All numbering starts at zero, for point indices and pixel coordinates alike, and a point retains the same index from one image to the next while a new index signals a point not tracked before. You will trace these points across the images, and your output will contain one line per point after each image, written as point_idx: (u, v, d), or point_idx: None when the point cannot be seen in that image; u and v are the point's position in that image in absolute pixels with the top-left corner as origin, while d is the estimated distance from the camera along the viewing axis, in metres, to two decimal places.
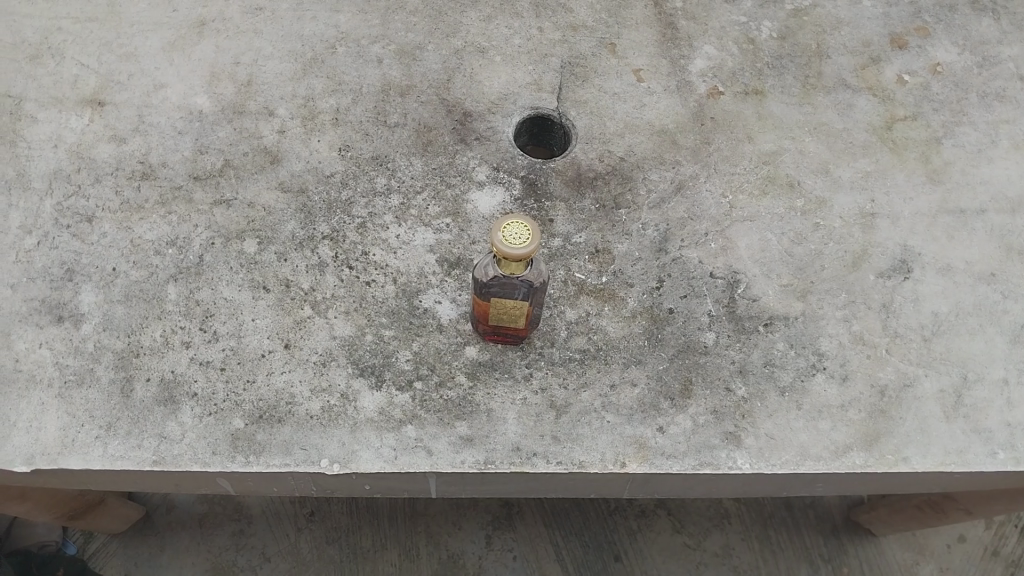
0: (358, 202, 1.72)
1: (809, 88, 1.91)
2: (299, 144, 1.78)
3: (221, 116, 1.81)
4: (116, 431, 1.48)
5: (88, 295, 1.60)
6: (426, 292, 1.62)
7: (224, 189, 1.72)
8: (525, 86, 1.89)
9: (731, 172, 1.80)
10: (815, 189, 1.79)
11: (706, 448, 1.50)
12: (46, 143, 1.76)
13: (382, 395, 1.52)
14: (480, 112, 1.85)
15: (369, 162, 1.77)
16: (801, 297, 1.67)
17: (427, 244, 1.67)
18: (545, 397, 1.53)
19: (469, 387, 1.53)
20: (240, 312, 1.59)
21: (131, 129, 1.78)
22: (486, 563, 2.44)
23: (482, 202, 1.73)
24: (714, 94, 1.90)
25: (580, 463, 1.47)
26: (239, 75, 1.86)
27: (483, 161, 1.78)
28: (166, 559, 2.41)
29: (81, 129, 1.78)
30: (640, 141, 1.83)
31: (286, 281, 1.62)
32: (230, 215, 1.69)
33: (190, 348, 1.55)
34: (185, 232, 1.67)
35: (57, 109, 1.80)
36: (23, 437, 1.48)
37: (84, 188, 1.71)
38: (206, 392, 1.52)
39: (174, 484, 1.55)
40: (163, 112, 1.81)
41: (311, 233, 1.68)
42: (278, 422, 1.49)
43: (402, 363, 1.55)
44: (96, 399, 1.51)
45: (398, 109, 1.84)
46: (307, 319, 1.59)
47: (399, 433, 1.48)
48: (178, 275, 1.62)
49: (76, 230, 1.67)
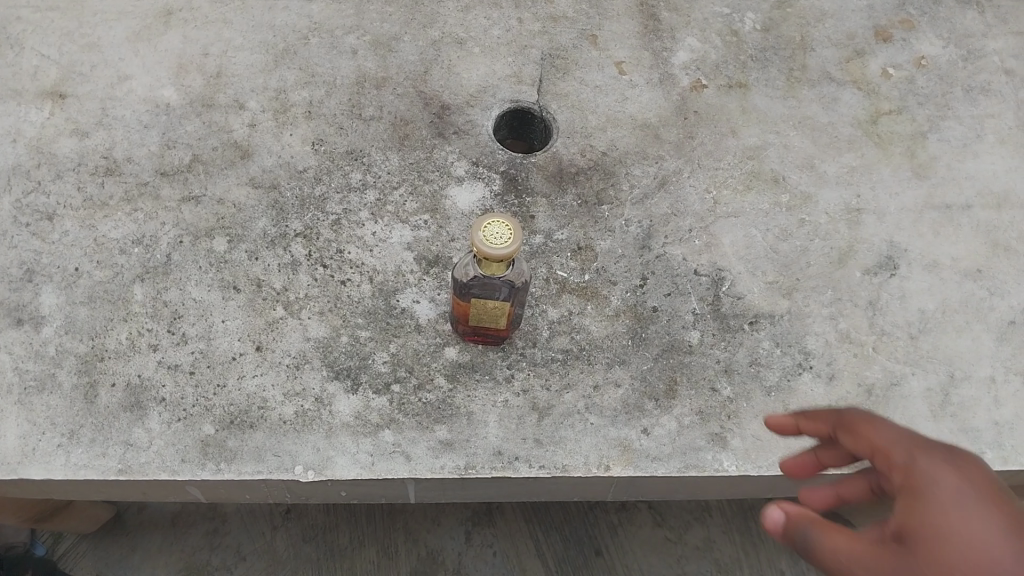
0: (332, 198, 1.68)
1: (793, 82, 1.91)
2: (270, 138, 1.74)
3: (189, 109, 1.77)
4: (78, 438, 1.45)
5: (49, 297, 1.56)
6: (403, 291, 1.60)
7: (192, 185, 1.68)
8: (504, 78, 1.86)
9: (716, 167, 1.79)
10: (800, 184, 1.79)
11: (692, 450, 1.49)
12: (5, 136, 1.71)
13: (358, 398, 1.49)
14: (459, 105, 1.82)
15: (343, 156, 1.73)
16: (787, 294, 1.66)
17: (404, 242, 1.64)
18: (527, 399, 1.51)
19: (448, 390, 1.51)
20: (210, 313, 1.55)
21: (94, 123, 1.74)
22: (465, 560, 2.30)
23: (460, 197, 1.70)
24: (697, 87, 1.88)
25: (563, 467, 1.45)
26: (208, 67, 1.82)
27: (462, 156, 1.75)
28: (136, 562, 2.28)
29: (42, 122, 1.73)
30: (622, 135, 1.81)
31: (258, 280, 1.59)
32: (199, 212, 1.65)
33: (157, 351, 1.52)
34: (151, 230, 1.63)
35: (15, 101, 1.76)
36: None
37: (44, 184, 1.67)
38: (175, 397, 1.48)
39: (141, 493, 1.51)
40: (128, 105, 1.76)
41: (283, 231, 1.64)
42: (250, 427, 1.46)
43: (379, 364, 1.52)
44: (58, 405, 1.47)
45: (374, 102, 1.80)
46: (280, 320, 1.55)
47: (376, 438, 1.46)
48: (144, 274, 1.58)
49: (36, 228, 1.62)
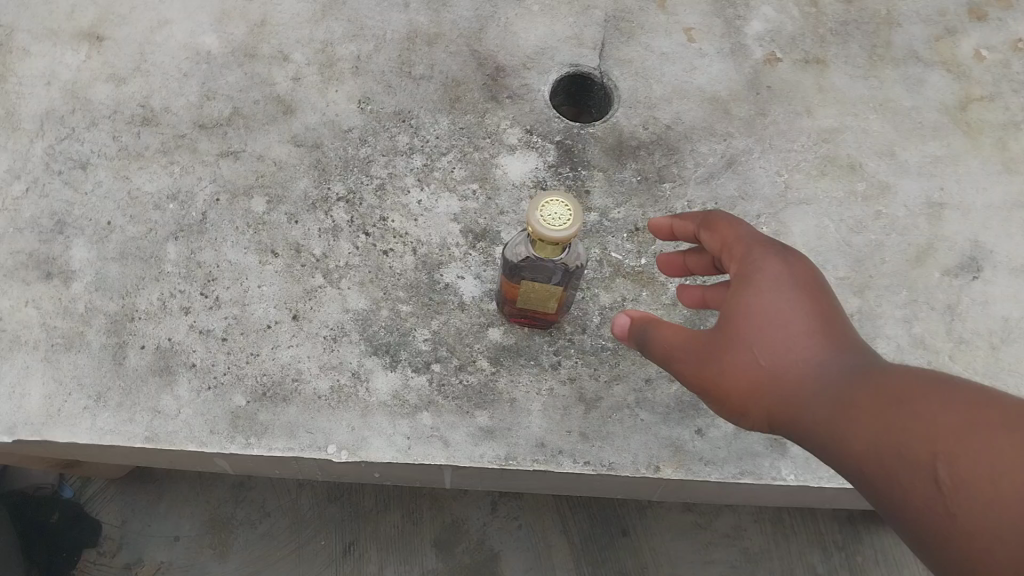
0: (377, 161, 1.63)
1: (876, 60, 1.81)
2: (314, 94, 1.69)
3: (231, 58, 1.71)
4: (106, 401, 1.43)
5: (80, 251, 1.54)
6: (448, 266, 1.55)
7: (231, 139, 1.64)
8: (564, 40, 1.78)
9: (788, 149, 1.71)
10: (878, 172, 1.70)
11: (748, 456, 1.43)
12: (40, 79, 1.69)
13: (396, 376, 1.46)
14: (514, 67, 1.74)
15: (391, 117, 1.67)
16: (858, 292, 1.59)
17: (451, 213, 1.60)
18: (574, 389, 1.46)
19: (491, 373, 1.47)
20: (246, 277, 1.52)
21: (131, 68, 1.70)
22: (490, 530, 2.19)
23: (512, 167, 1.64)
24: (771, 60, 1.79)
25: (609, 465, 1.41)
26: (252, 14, 1.76)
27: (515, 122, 1.69)
28: (164, 509, 2.19)
29: (77, 65, 1.70)
30: (689, 109, 1.73)
31: (296, 246, 1.55)
32: (238, 168, 1.61)
33: (190, 314, 1.49)
34: (187, 185, 1.60)
35: (50, 42, 1.72)
36: (6, 404, 1.43)
37: (78, 131, 1.64)
38: (206, 363, 1.46)
39: (169, 460, 1.50)
40: (168, 51, 1.72)
41: (324, 193, 1.60)
42: (284, 401, 1.43)
43: (419, 342, 1.49)
44: (86, 364, 1.46)
45: (425, 59, 1.74)
46: (318, 288, 1.52)
47: (413, 420, 1.43)
48: (178, 233, 1.55)
49: (69, 176, 1.60)
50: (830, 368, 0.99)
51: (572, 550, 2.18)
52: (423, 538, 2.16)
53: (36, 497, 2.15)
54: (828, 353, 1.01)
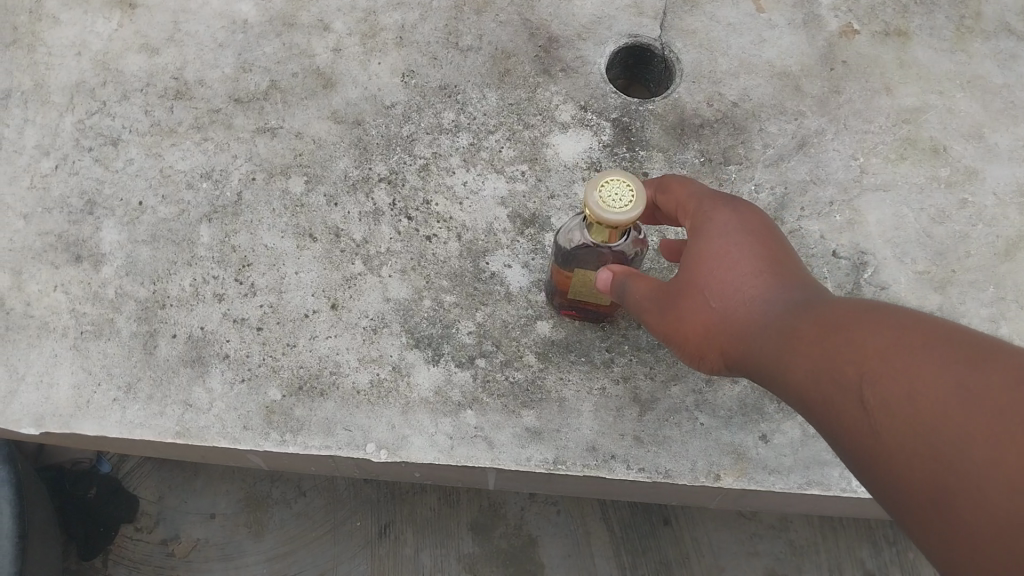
0: (421, 139, 1.58)
1: (964, 33, 1.70)
2: (356, 66, 1.64)
3: (268, 27, 1.67)
4: (135, 393, 1.42)
5: (109, 233, 1.52)
6: (493, 254, 1.50)
7: (268, 115, 1.60)
8: (623, 9, 1.70)
9: (864, 130, 1.62)
10: (964, 156, 1.60)
11: (816, 465, 1.38)
12: (70, 48, 1.67)
13: (439, 371, 1.42)
14: (569, 38, 1.67)
15: (435, 92, 1.62)
16: (938, 289, 1.50)
17: (498, 196, 1.54)
18: (628, 389, 1.41)
19: (539, 370, 1.42)
20: (283, 262, 1.49)
21: (164, 39, 1.67)
22: (528, 515, 2.17)
23: (564, 147, 1.58)
24: (848, 33, 1.69)
25: (666, 472, 1.36)
26: None
27: (569, 98, 1.62)
28: (200, 486, 2.20)
29: (108, 34, 1.67)
30: (758, 84, 1.64)
31: (336, 230, 1.51)
32: (275, 145, 1.58)
33: (223, 301, 1.47)
34: (221, 163, 1.57)
35: (81, 9, 1.70)
36: (35, 393, 1.43)
37: (109, 104, 1.62)
38: (240, 354, 1.43)
39: (201, 455, 1.48)
40: (203, 20, 1.68)
41: (366, 173, 1.56)
42: (321, 395, 1.40)
43: (463, 336, 1.44)
44: (114, 352, 1.44)
45: (473, 29, 1.67)
46: (358, 276, 1.48)
47: (457, 418, 1.39)
48: (212, 214, 1.53)
49: (99, 153, 1.58)
50: (774, 305, 0.95)
51: (613, 538, 2.14)
52: (461, 523, 2.15)
53: (73, 472, 2.17)
54: (774, 291, 0.97)
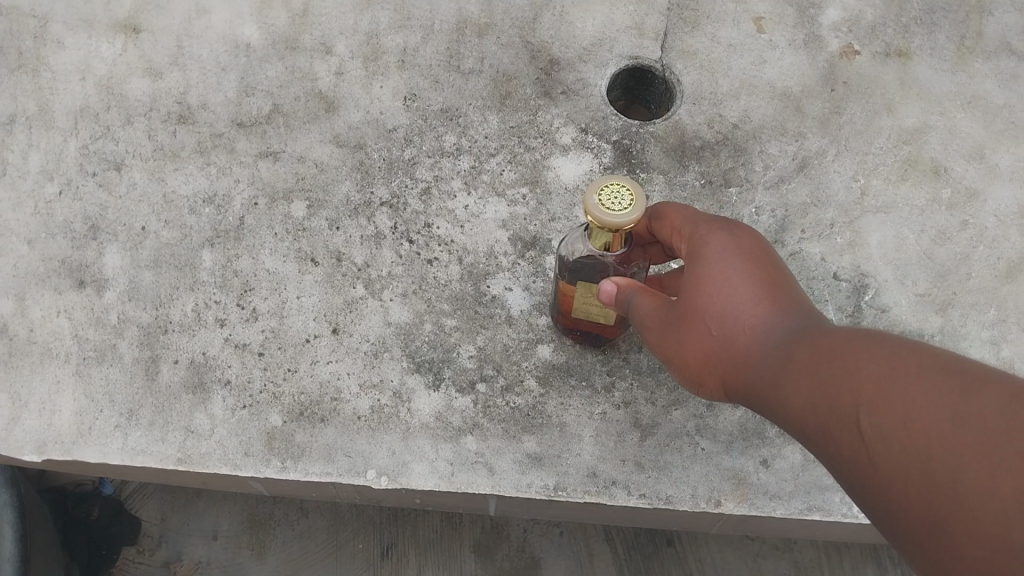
0: (423, 163, 1.59)
1: (966, 52, 1.69)
2: (358, 89, 1.64)
3: (271, 50, 1.67)
4: (138, 419, 1.43)
5: (113, 258, 1.53)
6: (495, 277, 1.50)
7: (271, 139, 1.61)
8: (624, 30, 1.70)
9: (865, 151, 1.62)
10: (966, 177, 1.61)
11: (816, 490, 1.38)
12: (74, 72, 1.67)
13: (440, 397, 1.42)
14: (569, 60, 1.67)
15: (438, 115, 1.62)
16: (939, 311, 1.51)
17: (499, 219, 1.55)
18: (629, 414, 1.41)
19: (540, 395, 1.42)
20: (284, 287, 1.50)
21: (168, 62, 1.67)
22: (532, 536, 2.16)
23: (565, 170, 1.58)
24: (848, 53, 1.69)
25: (668, 499, 1.37)
26: (293, 2, 1.71)
27: (570, 120, 1.62)
28: (203, 506, 2.21)
29: (113, 59, 1.68)
30: (758, 106, 1.64)
31: (338, 254, 1.52)
32: (277, 169, 1.58)
33: (225, 326, 1.47)
34: (224, 188, 1.57)
35: (86, 33, 1.70)
36: (38, 420, 1.45)
37: (113, 129, 1.62)
38: (242, 379, 1.44)
39: (204, 480, 1.50)
40: (206, 43, 1.68)
41: (367, 198, 1.56)
42: (322, 421, 1.41)
43: (464, 360, 1.44)
44: (118, 379, 1.46)
45: (474, 52, 1.68)
46: (360, 300, 1.49)
47: (457, 444, 1.39)
48: (214, 238, 1.53)
49: (102, 178, 1.59)
50: (773, 333, 0.95)
51: (616, 559, 2.15)
52: (464, 544, 2.15)
53: (76, 493, 2.17)
54: (772, 318, 0.97)
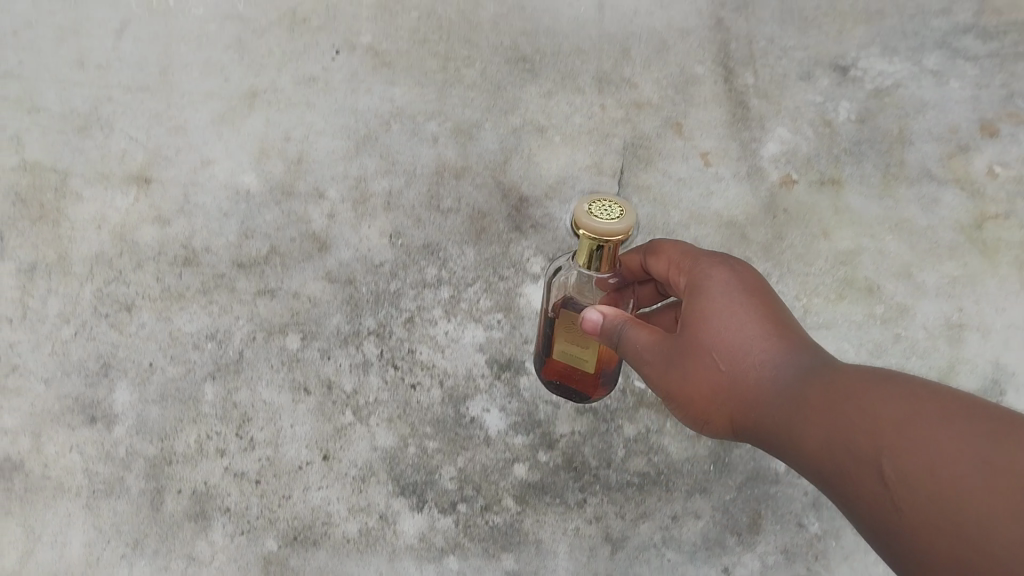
0: (407, 294, 1.69)
1: (890, 179, 1.89)
2: (349, 230, 1.76)
3: (268, 196, 1.80)
4: (142, 548, 1.43)
5: (122, 394, 1.55)
6: (473, 400, 1.59)
7: (268, 278, 1.69)
8: (585, 168, 1.88)
9: (805, 272, 1.74)
10: (896, 293, 1.73)
11: None
12: (90, 223, 1.73)
13: (422, 517, 1.47)
14: (538, 198, 1.83)
15: (421, 251, 1.74)
16: None
17: (477, 343, 1.64)
18: (599, 527, 1.48)
19: (517, 513, 1.48)
20: (279, 416, 1.54)
21: (175, 210, 1.76)
22: None
23: (535, 296, 1.70)
24: (786, 182, 1.87)
25: None
26: (289, 152, 1.86)
27: (539, 251, 1.76)
28: None
29: (126, 208, 1.76)
30: (707, 234, 1.78)
31: (329, 382, 1.58)
32: (273, 306, 1.66)
33: (225, 456, 1.50)
34: (225, 324, 1.63)
35: (102, 185, 1.78)
36: (48, 551, 1.42)
37: (125, 274, 1.68)
38: (241, 507, 1.46)
39: None
40: (210, 191, 1.79)
41: (357, 329, 1.64)
42: (314, 545, 1.44)
43: (446, 482, 1.50)
44: (124, 510, 1.45)
45: (452, 193, 1.83)
46: (348, 426, 1.54)
47: (441, 564, 1.44)
48: (216, 372, 1.58)
49: (114, 320, 1.62)
50: (783, 369, 1.13)
51: None
52: None
53: None
54: (780, 355, 1.15)
